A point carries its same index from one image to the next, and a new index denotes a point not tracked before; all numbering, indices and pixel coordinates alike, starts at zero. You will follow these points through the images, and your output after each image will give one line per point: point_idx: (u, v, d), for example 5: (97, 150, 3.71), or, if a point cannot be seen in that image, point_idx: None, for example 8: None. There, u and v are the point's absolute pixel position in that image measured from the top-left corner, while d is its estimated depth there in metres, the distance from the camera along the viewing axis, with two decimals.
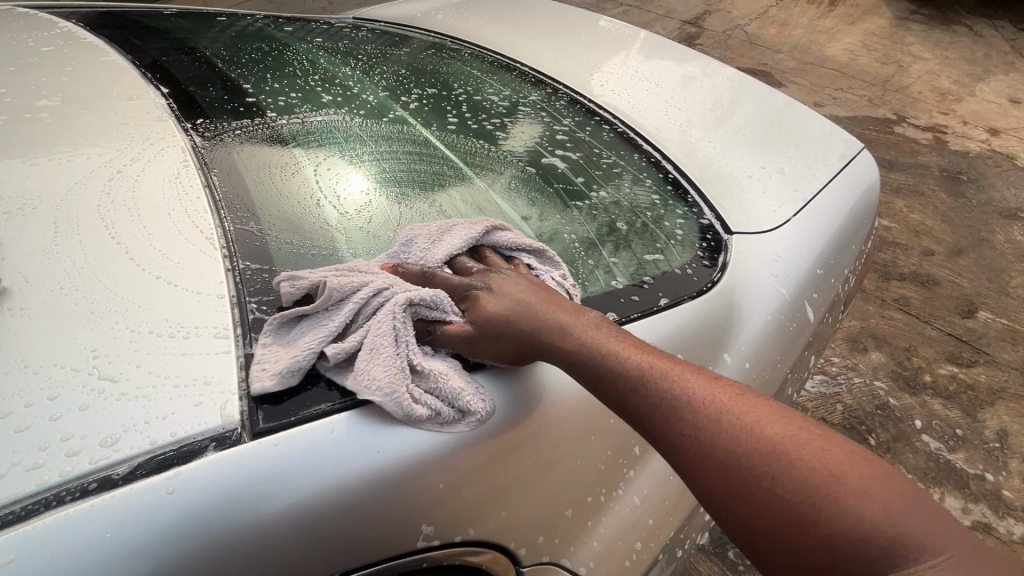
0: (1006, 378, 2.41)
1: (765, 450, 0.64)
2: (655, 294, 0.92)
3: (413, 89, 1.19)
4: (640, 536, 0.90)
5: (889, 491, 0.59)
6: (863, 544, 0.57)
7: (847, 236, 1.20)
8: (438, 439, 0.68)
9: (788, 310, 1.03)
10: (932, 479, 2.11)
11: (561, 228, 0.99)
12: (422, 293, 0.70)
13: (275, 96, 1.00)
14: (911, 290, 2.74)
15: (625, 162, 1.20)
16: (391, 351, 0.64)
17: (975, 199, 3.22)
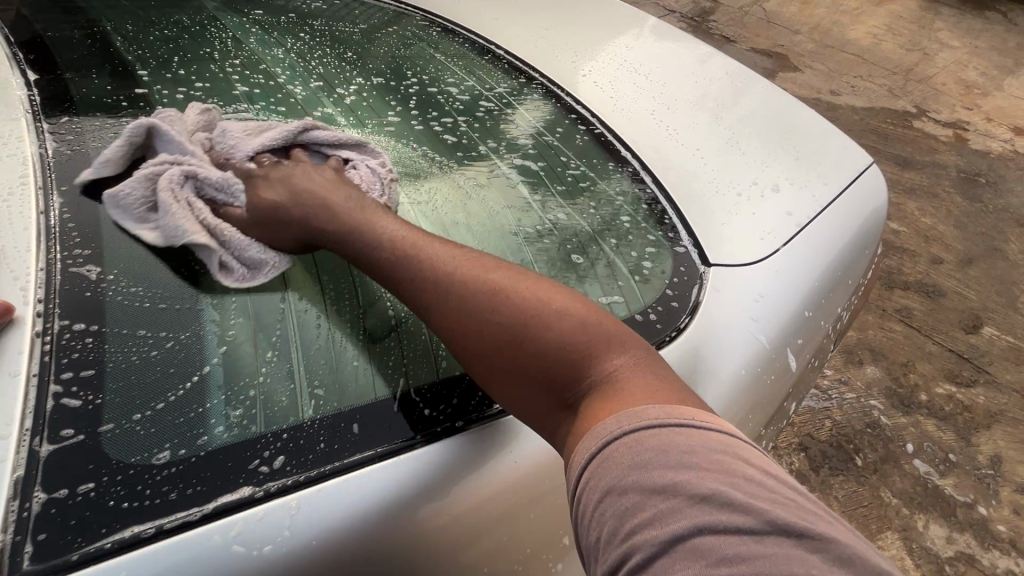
0: (1006, 401, 2.29)
1: (487, 289, 0.71)
2: None
3: (355, 78, 1.03)
4: None
5: (581, 308, 0.70)
6: (562, 352, 0.66)
7: (842, 270, 1.06)
8: (381, 493, 0.66)
9: (768, 360, 0.89)
10: (917, 505, 2.02)
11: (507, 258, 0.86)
12: (205, 173, 0.79)
13: (172, 88, 0.88)
14: (914, 301, 2.60)
15: (596, 173, 1.05)
16: (181, 214, 0.75)
17: (991, 204, 3.04)
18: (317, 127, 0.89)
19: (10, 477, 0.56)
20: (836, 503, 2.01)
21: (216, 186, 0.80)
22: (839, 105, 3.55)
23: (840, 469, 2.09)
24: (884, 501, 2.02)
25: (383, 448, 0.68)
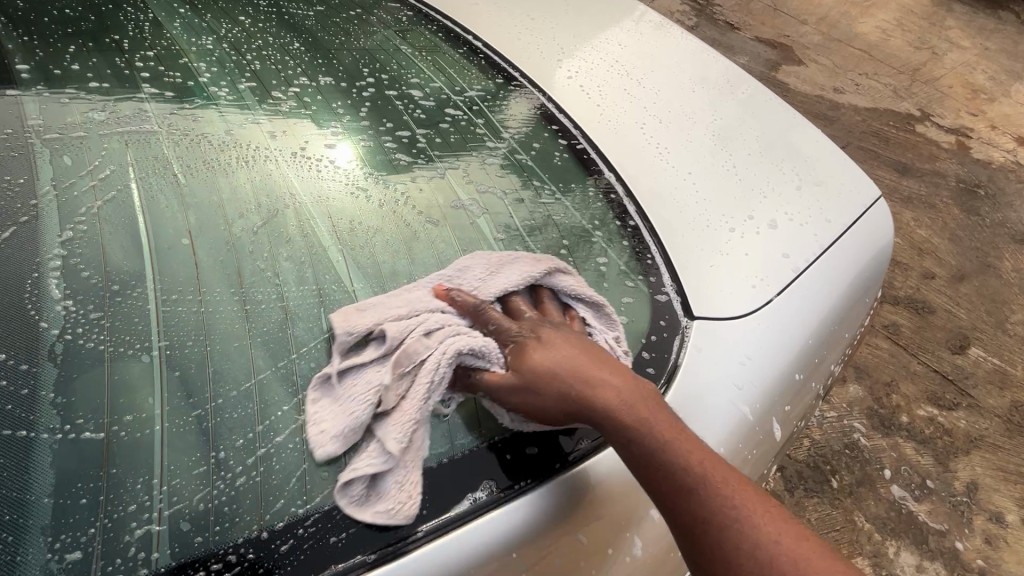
0: (986, 427, 2.25)
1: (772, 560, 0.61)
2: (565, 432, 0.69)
3: (298, 78, 0.88)
4: None
5: None
6: None
7: (836, 323, 0.96)
8: None
9: (751, 433, 0.81)
10: (890, 531, 1.98)
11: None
12: (468, 343, 0.63)
13: (55, 81, 0.72)
14: (903, 317, 2.53)
15: (570, 201, 0.93)
16: (410, 424, 0.58)
17: (988, 218, 2.95)
18: (563, 277, 0.74)
19: None
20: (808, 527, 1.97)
21: (476, 354, 0.64)
22: (841, 104, 3.41)
23: (815, 491, 2.04)
24: (856, 525, 1.98)
25: None
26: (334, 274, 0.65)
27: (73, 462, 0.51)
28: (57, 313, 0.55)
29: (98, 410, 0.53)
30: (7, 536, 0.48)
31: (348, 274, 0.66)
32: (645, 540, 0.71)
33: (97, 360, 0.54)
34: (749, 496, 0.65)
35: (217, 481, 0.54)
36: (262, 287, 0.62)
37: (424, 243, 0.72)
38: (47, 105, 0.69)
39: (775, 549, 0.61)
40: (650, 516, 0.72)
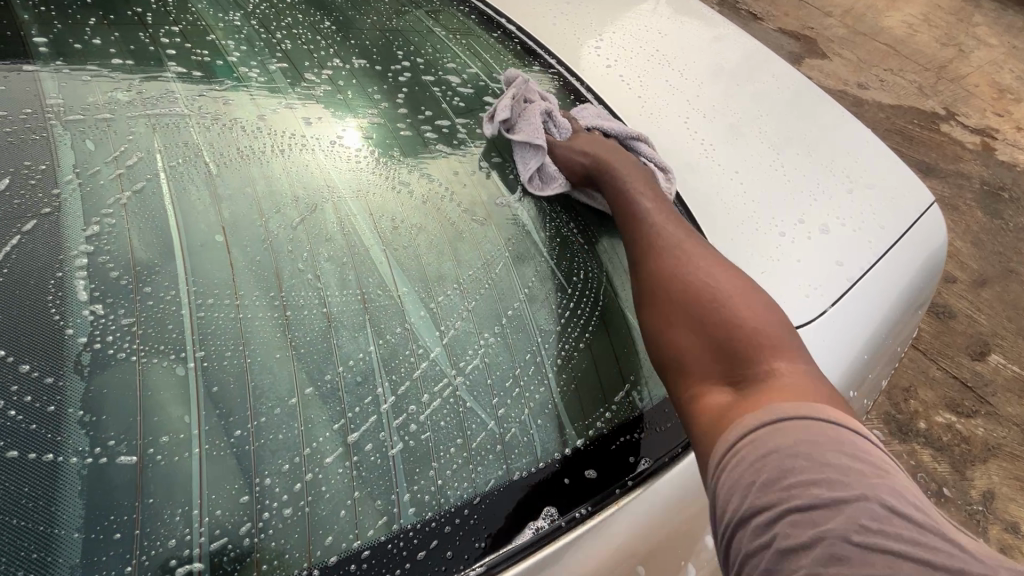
0: (1004, 435, 2.21)
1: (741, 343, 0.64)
2: (626, 454, 0.66)
3: (330, 61, 0.83)
4: None
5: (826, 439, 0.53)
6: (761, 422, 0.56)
7: (888, 335, 0.91)
8: None
9: None
10: None
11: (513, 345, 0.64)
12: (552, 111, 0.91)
13: (75, 57, 0.67)
14: (923, 321, 2.48)
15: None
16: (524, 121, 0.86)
17: (1012, 221, 2.89)
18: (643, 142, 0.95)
19: None
20: None
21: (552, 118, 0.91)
22: (865, 100, 3.33)
23: None
24: None
25: None
26: (378, 279, 0.60)
27: (102, 488, 0.46)
28: (83, 318, 0.50)
29: (130, 430, 0.48)
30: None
31: (394, 280, 0.61)
32: (695, 566, 0.71)
33: (128, 375, 0.49)
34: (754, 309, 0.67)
35: (262, 512, 0.49)
36: (305, 294, 0.57)
37: (470, 242, 0.67)
38: (65, 84, 0.64)
39: (752, 330, 0.64)
40: (705, 542, 0.71)
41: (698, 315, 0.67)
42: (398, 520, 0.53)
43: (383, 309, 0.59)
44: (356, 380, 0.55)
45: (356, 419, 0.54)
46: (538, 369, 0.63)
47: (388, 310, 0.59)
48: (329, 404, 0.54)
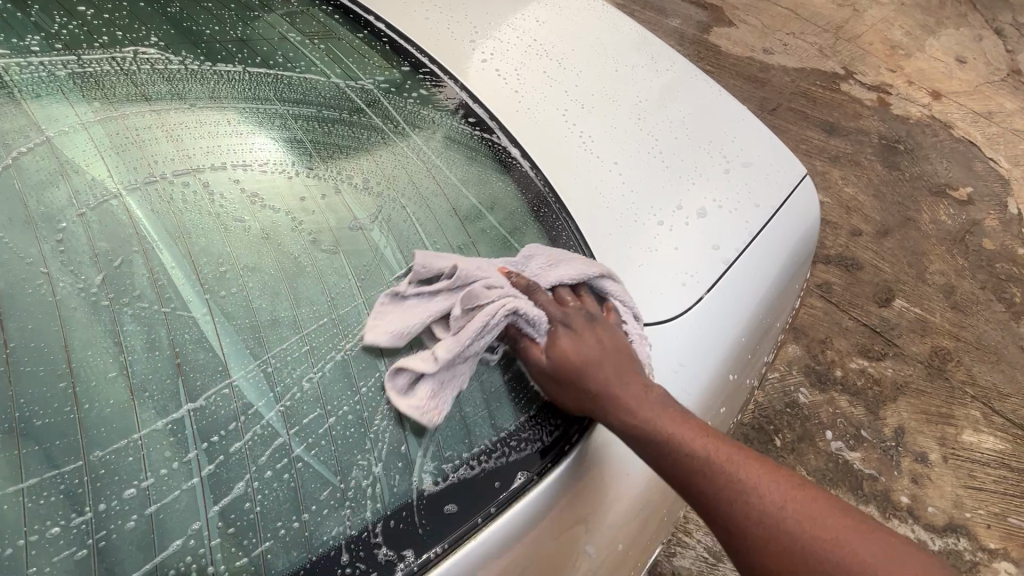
0: (910, 373, 2.38)
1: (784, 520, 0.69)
2: (491, 479, 0.66)
3: (154, 85, 0.76)
4: None
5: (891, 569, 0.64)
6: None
7: (768, 312, 0.94)
8: None
9: None
10: (829, 481, 2.10)
11: (355, 374, 0.64)
12: None
13: None
14: (834, 275, 2.62)
15: (487, 205, 0.86)
16: None
17: (908, 172, 3.07)
18: None
19: None
20: None
21: None
22: (771, 65, 3.44)
23: (760, 451, 2.13)
24: None
25: None
26: (195, 333, 0.60)
27: None
28: None
29: None
30: None
31: (215, 331, 0.61)
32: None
33: None
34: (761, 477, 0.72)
35: None
36: (62, 397, 0.54)
37: (311, 274, 0.67)
38: None
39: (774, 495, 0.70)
40: (587, 552, 0.71)
41: (785, 562, 0.67)
42: None
43: (201, 368, 0.59)
44: (102, 478, 0.53)
45: (111, 530, 0.52)
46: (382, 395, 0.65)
47: (209, 367, 0.60)
48: (73, 507, 0.52)
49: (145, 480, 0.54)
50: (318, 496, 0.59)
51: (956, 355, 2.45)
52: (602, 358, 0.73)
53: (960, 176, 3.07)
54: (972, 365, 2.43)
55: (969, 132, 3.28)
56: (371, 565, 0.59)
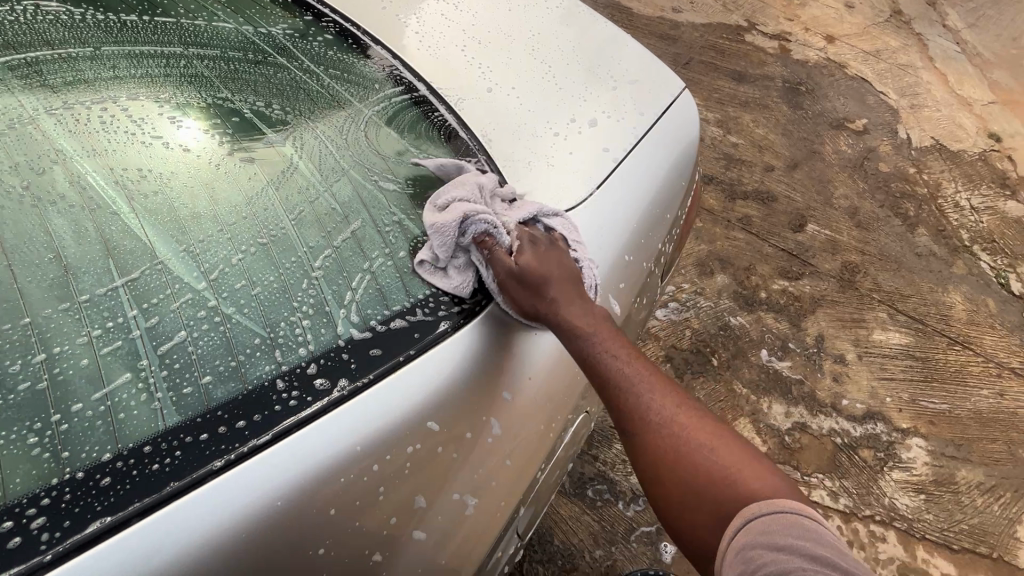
0: (825, 287, 2.63)
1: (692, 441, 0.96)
2: (410, 331, 0.85)
3: (62, 39, 0.89)
4: (495, 474, 0.94)
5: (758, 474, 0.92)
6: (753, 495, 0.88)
7: (660, 206, 1.08)
8: (196, 542, 0.70)
9: None
10: (762, 390, 2.33)
11: (275, 255, 0.82)
12: None
13: None
14: (753, 208, 2.84)
15: (382, 121, 0.98)
16: None
17: (811, 110, 3.32)
18: None
19: None
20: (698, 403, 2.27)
21: None
22: (681, 23, 3.62)
23: (699, 371, 2.34)
24: (735, 392, 2.31)
25: (150, 499, 0.69)
26: (120, 224, 0.77)
27: None
28: None
29: None
30: None
31: (140, 224, 0.77)
32: (500, 419, 0.92)
33: None
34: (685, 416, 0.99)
35: (11, 443, 0.66)
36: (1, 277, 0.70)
37: (225, 178, 0.84)
38: None
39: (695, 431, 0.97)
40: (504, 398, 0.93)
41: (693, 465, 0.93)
42: (165, 422, 0.73)
43: (130, 252, 0.76)
44: (49, 333, 0.70)
45: (66, 368, 0.70)
46: (301, 269, 0.82)
47: (137, 251, 0.76)
48: (29, 352, 0.69)
49: (91, 331, 0.72)
50: (248, 342, 0.78)
51: (863, 268, 2.71)
52: (558, 279, 0.89)
53: (856, 110, 3.36)
54: (876, 274, 2.70)
55: (861, 70, 3.57)
56: (305, 390, 0.78)
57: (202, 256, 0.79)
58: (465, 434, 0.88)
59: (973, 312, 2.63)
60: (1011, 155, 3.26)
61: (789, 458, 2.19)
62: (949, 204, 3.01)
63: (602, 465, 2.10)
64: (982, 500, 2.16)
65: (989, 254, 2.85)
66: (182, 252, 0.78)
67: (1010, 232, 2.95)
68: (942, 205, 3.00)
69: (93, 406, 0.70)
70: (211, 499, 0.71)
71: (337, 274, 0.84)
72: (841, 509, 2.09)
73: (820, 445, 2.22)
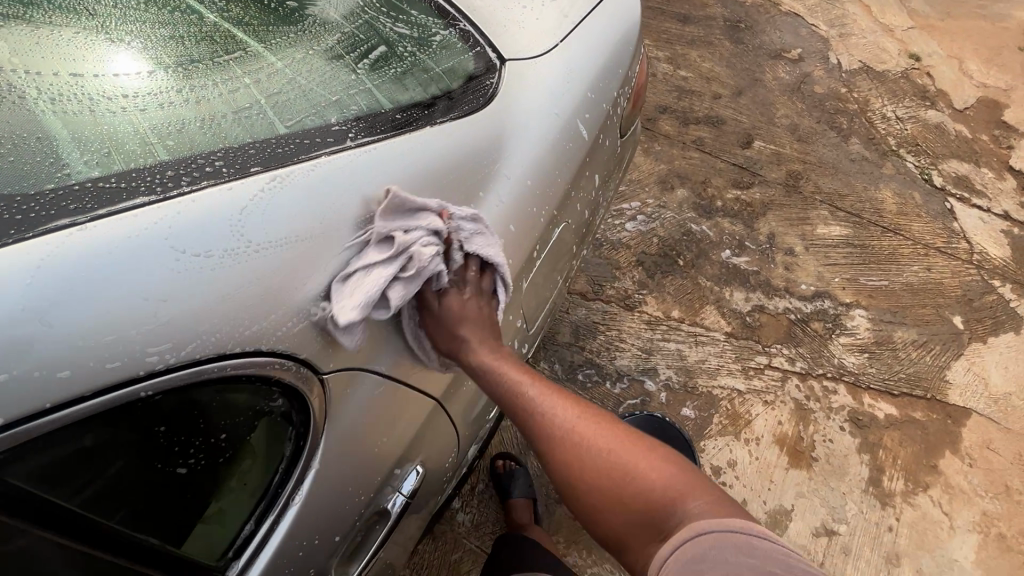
0: (773, 193, 2.93)
1: (591, 436, 1.02)
2: (450, 107, 1.06)
3: None
4: (534, 235, 1.16)
5: (664, 461, 0.98)
6: (657, 491, 0.93)
7: (615, 62, 1.32)
8: (316, 210, 0.84)
9: (571, 135, 1.20)
10: (724, 282, 2.61)
11: (324, 57, 1.04)
12: None
13: None
14: (704, 131, 3.13)
15: None
16: None
17: (751, 44, 3.62)
18: None
19: (94, 296, 0.68)
20: (669, 296, 2.55)
21: None
22: None
23: (668, 271, 2.62)
24: (701, 285, 2.59)
25: (272, 170, 0.84)
26: (211, 22, 0.99)
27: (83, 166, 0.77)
28: (39, 83, 0.82)
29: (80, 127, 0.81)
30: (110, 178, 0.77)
31: (227, 23, 1.01)
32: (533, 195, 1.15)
33: (52, 93, 0.82)
34: (581, 410, 1.06)
35: (165, 142, 0.83)
36: (138, 46, 0.91)
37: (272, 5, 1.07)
38: None
39: (594, 429, 1.03)
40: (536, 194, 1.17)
41: (592, 464, 1.00)
42: (276, 130, 0.90)
43: (224, 41, 0.98)
44: (184, 75, 0.91)
45: (202, 96, 0.90)
46: (345, 66, 1.04)
47: (228, 39, 0.98)
48: (174, 87, 0.89)
49: (216, 77, 0.93)
50: (321, 100, 0.98)
51: (805, 174, 3.03)
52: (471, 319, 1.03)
53: (791, 42, 3.67)
54: (817, 179, 3.02)
55: (794, 6, 3.88)
56: (374, 124, 0.97)
57: (274, 49, 1.01)
58: (512, 185, 1.09)
59: (901, 205, 2.98)
60: (930, 72, 3.60)
61: (752, 334, 2.48)
62: (877, 116, 3.35)
63: (589, 353, 2.37)
64: (916, 353, 2.51)
65: (914, 155, 3.20)
66: (264, 40, 1.01)
67: (931, 137, 3.30)
68: (871, 118, 3.34)
69: (229, 117, 0.89)
70: (332, 171, 0.88)
71: (377, 69, 1.06)
72: (798, 370, 2.40)
73: (778, 322, 2.52)
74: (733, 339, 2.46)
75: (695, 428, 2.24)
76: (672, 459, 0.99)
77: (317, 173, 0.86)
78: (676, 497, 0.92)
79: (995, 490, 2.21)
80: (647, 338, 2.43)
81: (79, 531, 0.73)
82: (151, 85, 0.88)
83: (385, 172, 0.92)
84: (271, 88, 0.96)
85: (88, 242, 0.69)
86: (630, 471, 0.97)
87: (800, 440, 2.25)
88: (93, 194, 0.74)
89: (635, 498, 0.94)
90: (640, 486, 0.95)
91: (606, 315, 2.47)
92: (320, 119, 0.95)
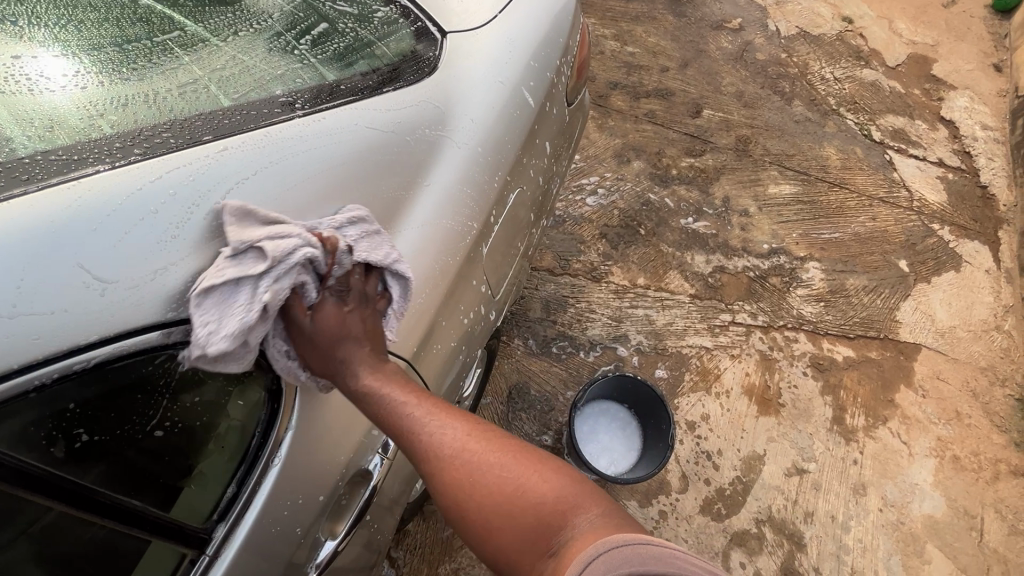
0: (725, 158, 3.04)
1: (470, 456, 0.89)
2: (394, 78, 1.09)
3: None
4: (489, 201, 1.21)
5: (552, 471, 0.87)
6: (545, 509, 0.83)
7: (555, 31, 1.37)
8: (272, 176, 0.87)
9: (516, 103, 1.24)
10: (683, 247, 2.70)
11: (263, 34, 1.05)
12: None
13: None
14: (655, 103, 3.21)
15: None
16: None
17: (693, 16, 3.71)
18: None
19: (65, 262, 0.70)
20: (634, 265, 2.62)
21: None
22: None
23: (630, 241, 2.69)
24: (663, 252, 2.67)
25: (225, 141, 0.86)
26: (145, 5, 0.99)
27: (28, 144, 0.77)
28: None
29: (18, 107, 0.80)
30: (59, 154, 0.77)
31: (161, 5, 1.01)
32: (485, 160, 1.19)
33: None
34: (467, 423, 0.94)
35: (111, 119, 0.84)
36: (70, 28, 0.90)
37: None
38: None
39: (472, 445, 0.90)
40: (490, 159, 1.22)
41: (472, 483, 0.87)
42: (220, 105, 0.92)
43: (160, 23, 0.98)
44: (122, 57, 0.91)
45: (143, 76, 0.91)
46: (286, 43, 1.06)
47: (163, 21, 0.99)
48: (113, 68, 0.89)
49: (157, 58, 0.94)
50: (264, 75, 1.00)
51: (754, 138, 3.14)
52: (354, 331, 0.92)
53: (731, 12, 3.78)
54: (765, 141, 3.14)
55: None
56: (321, 95, 1.00)
57: (212, 28, 1.02)
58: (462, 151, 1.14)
59: (845, 160, 3.12)
60: (863, 33, 3.76)
61: (714, 293, 2.58)
62: (817, 79, 3.49)
63: (562, 326, 2.42)
64: (867, 298, 2.65)
65: (853, 113, 3.35)
66: (201, 21, 1.02)
67: (868, 94, 3.46)
68: (811, 80, 3.48)
69: (172, 94, 0.90)
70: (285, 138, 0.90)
71: (317, 44, 1.08)
72: (761, 324, 2.52)
73: (738, 281, 2.63)
74: (697, 300, 2.56)
75: (668, 386, 2.33)
76: (559, 467, 0.89)
77: (268, 141, 0.89)
78: (567, 514, 0.82)
79: (947, 416, 2.37)
80: (615, 306, 2.50)
81: (66, 494, 0.73)
82: (88, 65, 0.88)
83: (335, 139, 0.96)
84: (212, 65, 0.97)
85: (38, 205, 0.70)
86: (516, 486, 0.85)
87: (767, 388, 2.36)
88: (44, 165, 0.75)
89: (523, 517, 0.83)
90: (525, 509, 0.84)
91: (575, 288, 2.53)
92: (265, 92, 0.97)
